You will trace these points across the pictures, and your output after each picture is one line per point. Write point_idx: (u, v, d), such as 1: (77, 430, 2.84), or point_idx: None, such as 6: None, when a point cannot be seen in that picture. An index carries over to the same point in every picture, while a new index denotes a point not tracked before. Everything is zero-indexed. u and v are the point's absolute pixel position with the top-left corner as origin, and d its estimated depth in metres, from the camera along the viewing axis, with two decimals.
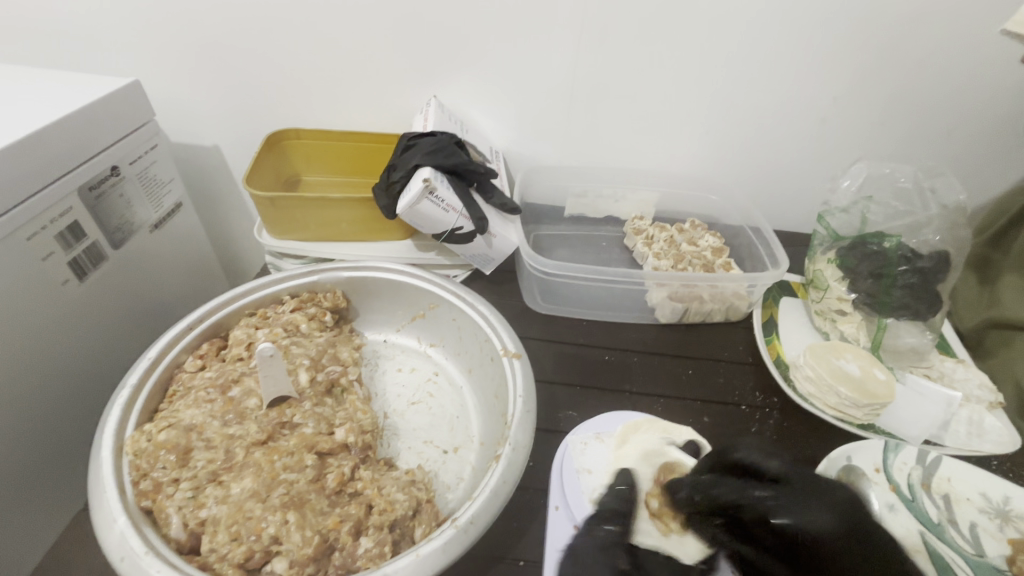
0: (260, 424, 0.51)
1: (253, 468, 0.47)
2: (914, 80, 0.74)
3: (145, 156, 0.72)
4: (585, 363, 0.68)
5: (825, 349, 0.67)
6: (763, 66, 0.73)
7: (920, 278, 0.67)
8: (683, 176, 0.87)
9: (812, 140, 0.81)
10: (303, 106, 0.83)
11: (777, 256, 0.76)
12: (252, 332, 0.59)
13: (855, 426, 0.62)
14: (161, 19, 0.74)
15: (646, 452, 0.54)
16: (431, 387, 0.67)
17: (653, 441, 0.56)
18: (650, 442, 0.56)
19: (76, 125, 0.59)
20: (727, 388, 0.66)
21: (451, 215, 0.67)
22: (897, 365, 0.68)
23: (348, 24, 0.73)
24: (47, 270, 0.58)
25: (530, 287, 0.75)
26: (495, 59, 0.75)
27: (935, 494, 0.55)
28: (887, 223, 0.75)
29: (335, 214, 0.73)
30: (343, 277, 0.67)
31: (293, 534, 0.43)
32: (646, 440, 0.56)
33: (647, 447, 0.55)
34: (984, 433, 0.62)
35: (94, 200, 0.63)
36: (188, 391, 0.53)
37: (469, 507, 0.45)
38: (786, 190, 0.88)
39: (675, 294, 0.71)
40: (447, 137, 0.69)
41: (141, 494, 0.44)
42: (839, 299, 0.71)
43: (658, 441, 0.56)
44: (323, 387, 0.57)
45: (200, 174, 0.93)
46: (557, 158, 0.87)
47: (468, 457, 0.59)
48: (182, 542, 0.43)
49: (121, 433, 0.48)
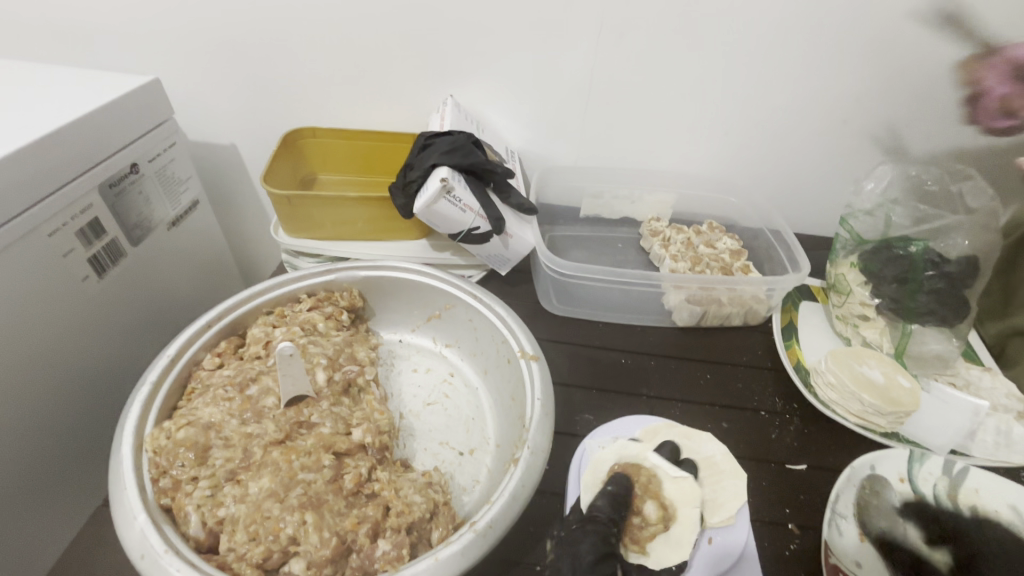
0: (277, 423, 0.50)
1: (271, 468, 0.46)
2: (940, 81, 0.72)
3: (164, 153, 0.72)
4: (602, 366, 0.67)
5: (847, 355, 0.66)
6: (785, 68, 0.72)
7: (947, 283, 0.66)
8: (701, 177, 0.86)
9: (834, 142, 0.80)
10: (319, 104, 0.83)
11: (798, 260, 0.74)
12: (269, 331, 0.59)
13: (877, 434, 0.61)
14: (180, 17, 0.74)
15: (623, 456, 0.54)
16: (446, 388, 0.66)
17: (630, 446, 0.55)
18: (629, 448, 0.55)
19: (96, 123, 0.59)
20: (746, 393, 0.65)
21: (468, 215, 0.66)
22: (923, 373, 0.67)
23: (365, 23, 0.73)
24: (68, 266, 0.58)
25: (545, 289, 0.74)
26: (512, 58, 0.75)
27: (963, 506, 0.54)
28: (914, 226, 0.73)
29: (352, 214, 0.73)
30: (359, 277, 0.67)
31: (311, 536, 0.42)
32: (624, 445, 0.55)
33: (624, 452, 0.54)
34: (1013, 444, 0.60)
35: (114, 197, 0.64)
36: (206, 388, 0.53)
37: (488, 511, 0.44)
38: (806, 193, 0.87)
39: (693, 297, 0.70)
40: (464, 136, 0.69)
41: (160, 492, 0.44)
42: (862, 304, 0.70)
43: (636, 445, 0.55)
44: (340, 387, 0.56)
45: (217, 171, 0.93)
46: (572, 158, 0.86)
47: (483, 460, 0.58)
48: (201, 540, 0.43)
49: (141, 429, 0.48)
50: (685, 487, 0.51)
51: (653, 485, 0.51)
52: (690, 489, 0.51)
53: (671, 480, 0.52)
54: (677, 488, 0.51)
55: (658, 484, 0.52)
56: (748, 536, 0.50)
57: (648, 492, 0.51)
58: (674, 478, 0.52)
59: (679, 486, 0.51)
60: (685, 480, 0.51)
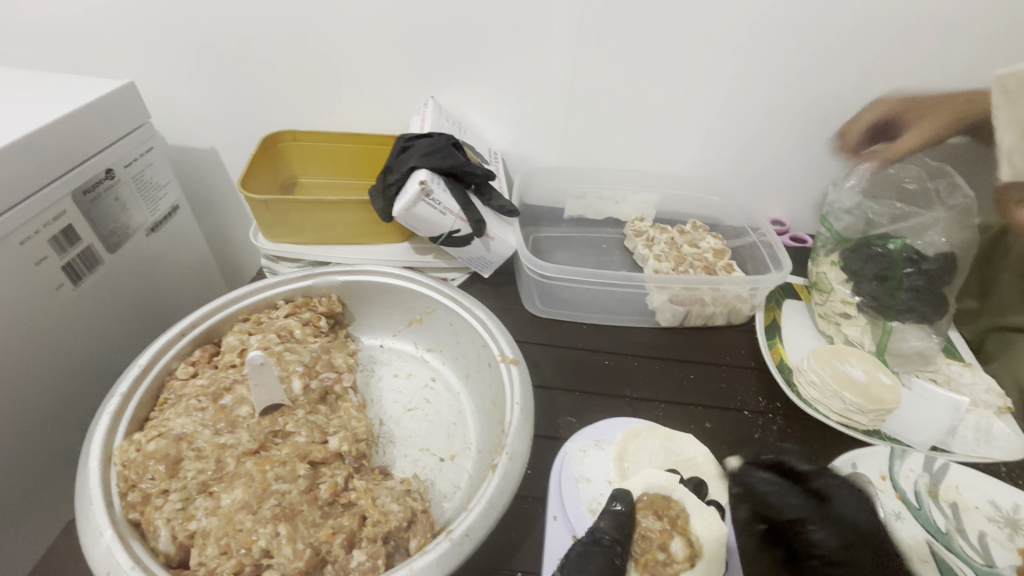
0: (251, 433, 0.50)
1: (244, 479, 0.46)
2: (920, 79, 0.73)
3: (141, 158, 0.71)
4: (585, 368, 0.67)
5: (829, 354, 0.66)
6: (764, 67, 0.72)
7: (925, 280, 0.66)
8: (684, 177, 0.86)
9: (815, 140, 0.80)
10: (299, 107, 0.82)
11: (780, 258, 0.75)
12: (245, 339, 0.58)
13: (860, 432, 0.61)
14: (155, 19, 0.73)
15: (650, 486, 0.50)
16: (427, 393, 0.66)
17: (659, 475, 0.51)
18: (658, 477, 0.51)
19: (69, 128, 0.58)
20: (730, 393, 0.65)
21: (448, 218, 0.65)
22: (903, 370, 0.67)
23: (344, 26, 0.72)
24: (40, 275, 0.57)
25: (528, 290, 0.74)
26: (493, 58, 0.74)
27: (943, 502, 0.55)
28: (892, 224, 0.73)
29: (332, 217, 0.72)
30: (339, 282, 0.67)
31: (285, 547, 0.42)
32: (654, 474, 0.51)
33: (651, 481, 0.50)
34: (993, 439, 0.61)
35: (89, 203, 0.62)
36: (179, 399, 0.52)
37: (465, 519, 0.44)
38: (789, 192, 0.87)
39: (676, 297, 0.70)
40: (443, 138, 0.68)
41: (128, 506, 0.43)
42: (843, 302, 0.70)
43: (665, 475, 0.51)
44: (317, 395, 0.55)
45: (197, 176, 0.92)
46: (556, 159, 0.86)
47: (465, 465, 0.58)
48: (171, 556, 0.42)
49: (109, 443, 0.47)
50: (712, 526, 0.47)
51: (681, 521, 0.48)
52: (719, 528, 0.47)
53: (701, 518, 0.48)
54: (706, 525, 0.47)
55: (687, 519, 0.48)
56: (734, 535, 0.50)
57: (675, 529, 0.47)
58: (702, 513, 0.48)
59: (710, 523, 0.47)
60: (715, 520, 0.47)
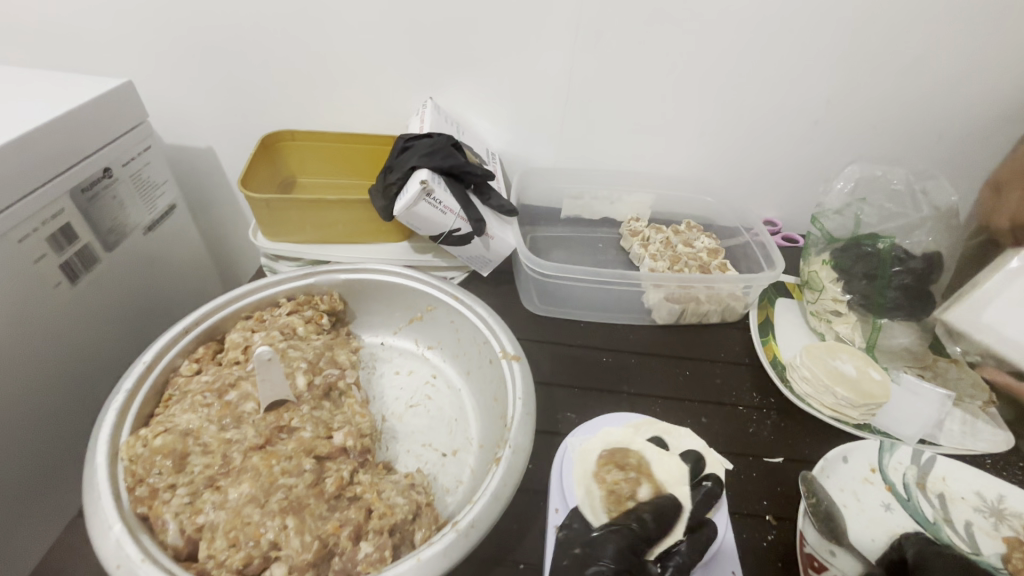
0: (258, 428, 0.50)
1: (251, 473, 0.46)
2: (907, 82, 0.75)
3: (139, 157, 0.71)
4: (583, 365, 0.68)
5: (821, 350, 0.67)
6: (755, 69, 0.74)
7: (913, 277, 0.68)
8: (679, 177, 0.88)
9: (807, 142, 0.82)
10: (298, 107, 0.82)
11: (774, 258, 0.76)
12: (249, 336, 0.59)
13: (850, 426, 0.63)
14: (154, 20, 0.73)
15: (609, 443, 0.56)
16: (429, 390, 0.66)
17: (614, 432, 0.57)
18: (613, 434, 0.56)
19: (67, 127, 0.58)
20: (725, 389, 0.67)
21: (449, 217, 0.66)
22: (892, 366, 0.69)
23: (344, 27, 0.73)
24: (39, 272, 0.57)
25: (527, 289, 0.75)
26: (491, 60, 0.75)
27: (931, 493, 0.56)
28: (880, 224, 0.77)
29: (331, 216, 0.73)
30: (340, 279, 0.67)
31: (293, 539, 0.42)
32: (608, 433, 0.57)
33: (609, 438, 0.56)
34: (978, 432, 0.63)
35: (87, 202, 0.62)
36: (184, 395, 0.52)
37: (470, 510, 0.44)
38: (781, 193, 0.89)
39: (671, 295, 0.71)
40: (444, 139, 0.68)
41: (137, 500, 0.44)
42: (834, 300, 0.72)
43: (620, 432, 0.57)
44: (321, 391, 0.56)
45: (194, 174, 0.92)
46: (553, 160, 0.87)
47: (467, 460, 0.59)
48: (179, 549, 0.42)
49: (116, 438, 0.47)
50: (672, 466, 0.53)
51: (643, 467, 0.53)
52: (678, 470, 0.53)
53: (659, 462, 0.53)
54: (665, 468, 0.53)
55: (648, 465, 0.53)
56: (727, 529, 0.51)
57: (641, 475, 0.52)
58: (661, 459, 0.54)
59: (669, 466, 0.53)
60: (673, 463, 0.53)
